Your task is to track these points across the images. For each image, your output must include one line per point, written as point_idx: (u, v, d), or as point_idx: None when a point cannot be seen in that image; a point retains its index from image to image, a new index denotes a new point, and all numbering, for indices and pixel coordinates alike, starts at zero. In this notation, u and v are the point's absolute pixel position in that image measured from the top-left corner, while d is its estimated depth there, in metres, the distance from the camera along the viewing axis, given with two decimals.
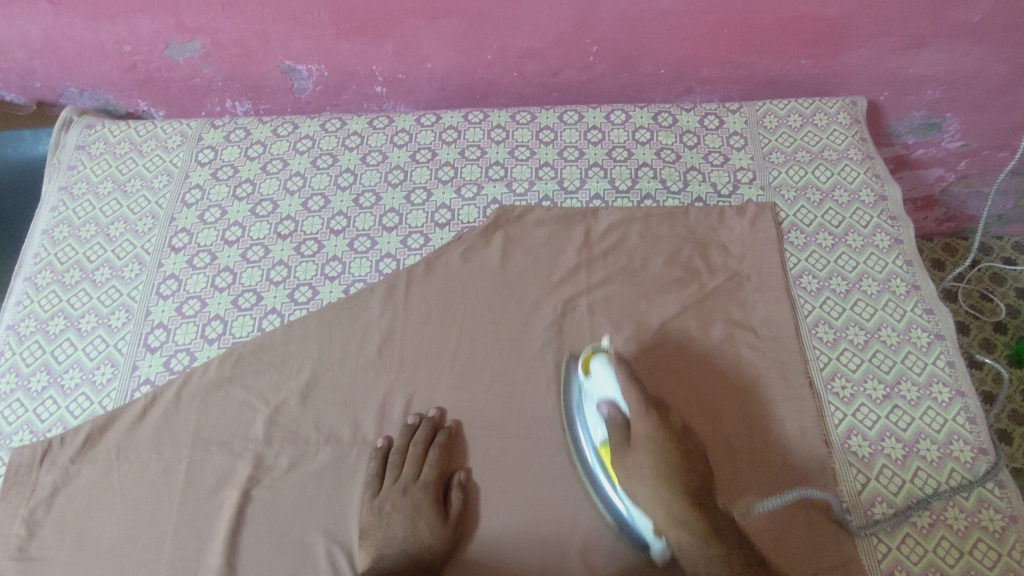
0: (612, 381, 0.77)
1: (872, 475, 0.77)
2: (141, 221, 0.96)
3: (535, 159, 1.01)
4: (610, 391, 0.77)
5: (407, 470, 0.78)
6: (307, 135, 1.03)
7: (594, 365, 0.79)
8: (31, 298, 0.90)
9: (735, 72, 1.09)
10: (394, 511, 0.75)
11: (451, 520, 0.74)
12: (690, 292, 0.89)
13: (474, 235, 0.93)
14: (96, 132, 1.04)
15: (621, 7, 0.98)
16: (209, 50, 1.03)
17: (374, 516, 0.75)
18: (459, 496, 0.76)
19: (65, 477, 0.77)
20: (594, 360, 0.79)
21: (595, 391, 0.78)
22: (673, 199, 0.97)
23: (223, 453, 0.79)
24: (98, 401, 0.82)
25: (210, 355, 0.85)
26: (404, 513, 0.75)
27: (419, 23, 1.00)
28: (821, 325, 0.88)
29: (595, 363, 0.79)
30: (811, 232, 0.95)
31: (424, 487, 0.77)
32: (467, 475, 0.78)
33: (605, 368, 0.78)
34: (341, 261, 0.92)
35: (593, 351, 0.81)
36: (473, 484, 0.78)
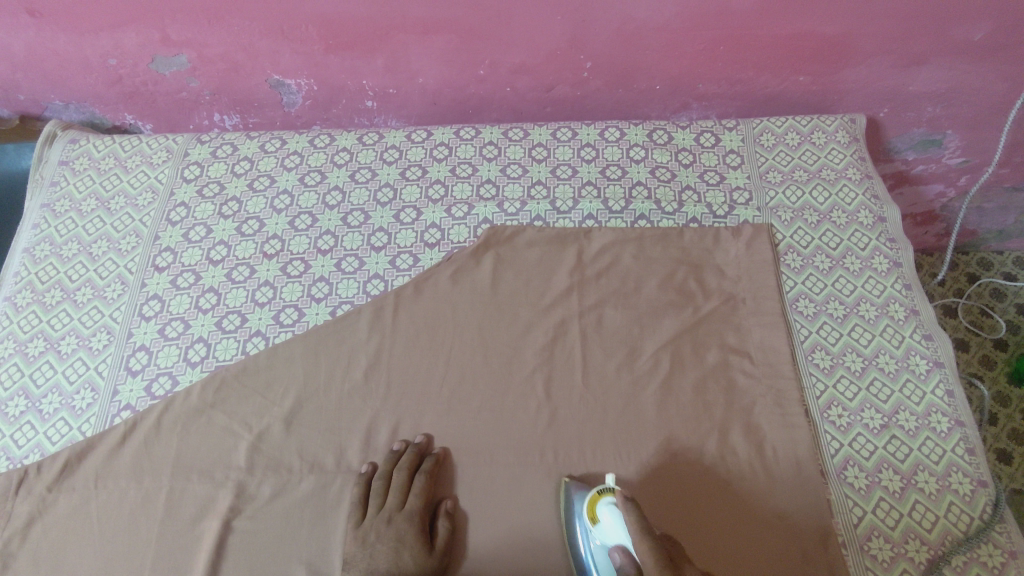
0: (619, 530, 0.67)
1: (868, 507, 0.75)
2: (124, 239, 0.94)
3: (528, 177, 0.99)
4: (621, 539, 0.66)
5: (391, 499, 0.75)
6: (295, 151, 1.01)
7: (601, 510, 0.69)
8: (11, 319, 0.88)
9: (732, 89, 1.08)
10: (378, 541, 0.72)
11: (437, 551, 0.72)
12: (684, 316, 0.88)
13: (464, 256, 0.92)
14: (80, 147, 1.02)
15: (616, 23, 0.96)
16: (196, 65, 1.01)
17: (358, 547, 0.72)
18: (446, 525, 0.74)
19: (42, 506, 0.75)
20: (601, 505, 0.70)
21: (606, 541, 0.68)
22: (668, 220, 0.95)
23: (204, 482, 0.77)
24: (77, 426, 0.81)
25: (192, 380, 0.83)
26: (389, 544, 0.72)
27: (409, 39, 0.98)
28: (817, 351, 0.86)
29: (602, 510, 0.69)
30: (808, 254, 0.93)
31: (410, 517, 0.74)
32: (454, 503, 0.76)
33: (613, 516, 0.68)
34: (328, 281, 0.91)
35: (601, 491, 0.71)
36: (461, 513, 0.76)
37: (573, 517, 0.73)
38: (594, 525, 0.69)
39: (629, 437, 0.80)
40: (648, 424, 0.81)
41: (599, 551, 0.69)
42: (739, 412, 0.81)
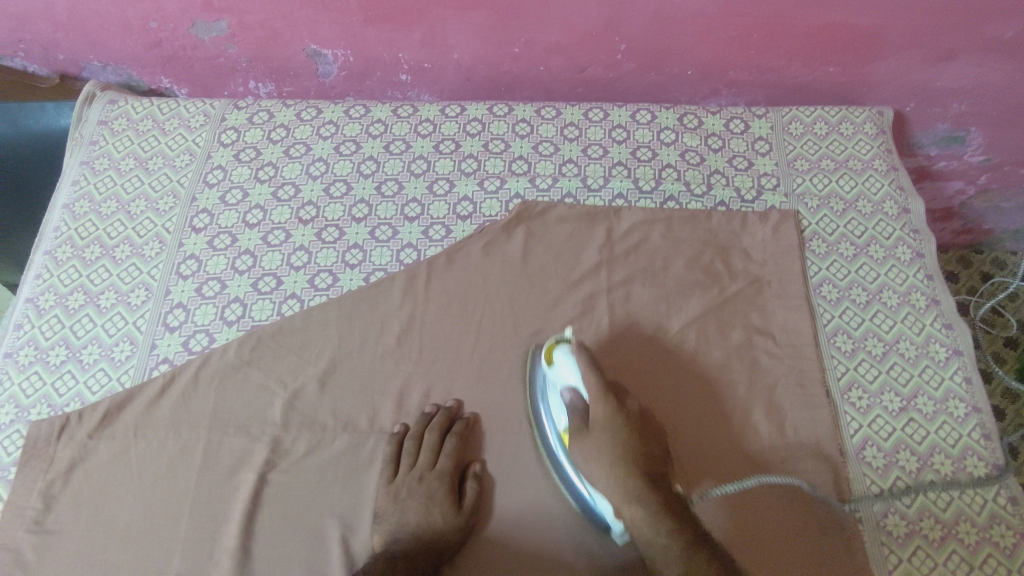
0: (572, 371, 0.77)
1: (885, 486, 0.78)
2: (162, 200, 0.95)
3: (559, 155, 1.00)
4: (574, 380, 0.76)
5: (422, 458, 0.78)
6: (330, 120, 1.02)
7: (555, 355, 0.79)
8: (50, 272, 0.90)
9: (762, 77, 1.09)
10: (409, 496, 0.75)
11: (465, 510, 0.75)
12: (710, 295, 0.90)
13: (496, 229, 0.93)
14: (119, 108, 1.03)
15: (654, 6, 0.97)
16: (235, 31, 1.02)
17: (390, 501, 0.75)
18: (474, 487, 0.76)
19: (83, 453, 0.78)
20: (557, 351, 0.79)
21: (558, 380, 0.78)
22: (696, 202, 0.97)
23: (241, 436, 0.79)
24: (117, 378, 0.83)
25: (229, 338, 0.85)
26: (419, 500, 0.75)
27: (448, 14, 0.99)
28: (840, 335, 0.88)
29: (557, 354, 0.78)
30: (833, 241, 0.94)
31: (441, 475, 0.77)
32: (482, 465, 0.79)
33: (568, 359, 0.77)
34: (362, 249, 0.92)
35: (558, 340, 0.81)
36: (489, 475, 0.78)
37: (535, 369, 0.83)
38: (549, 366, 0.79)
39: (647, 412, 0.82)
40: (664, 401, 0.83)
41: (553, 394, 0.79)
42: (761, 390, 0.84)
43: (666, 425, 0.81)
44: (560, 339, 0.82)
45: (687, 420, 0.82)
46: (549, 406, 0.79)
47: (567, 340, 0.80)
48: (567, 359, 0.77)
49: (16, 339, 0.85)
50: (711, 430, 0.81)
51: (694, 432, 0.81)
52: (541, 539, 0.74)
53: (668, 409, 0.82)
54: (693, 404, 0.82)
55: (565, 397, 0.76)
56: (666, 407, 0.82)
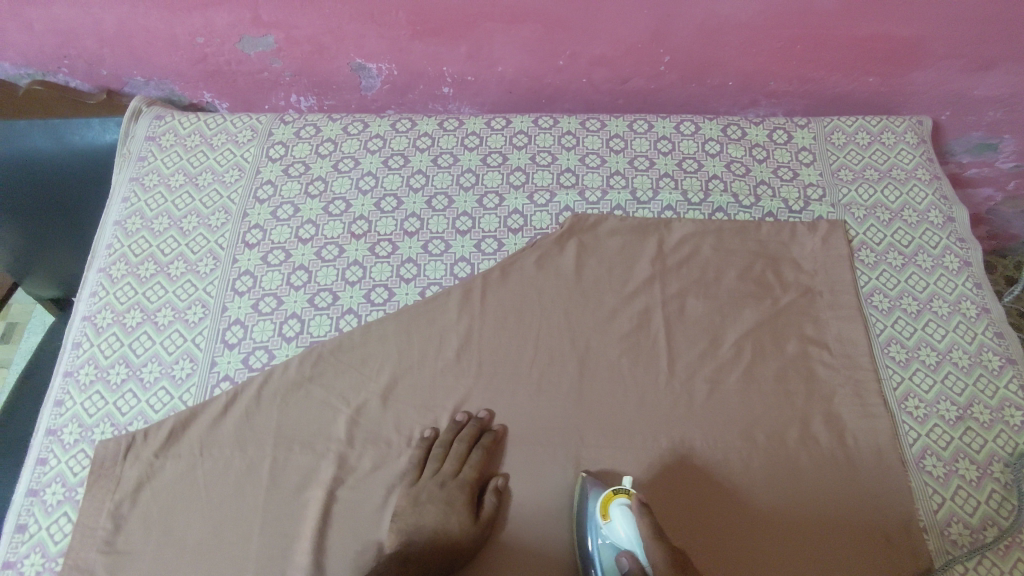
0: (631, 533, 0.69)
1: (947, 494, 0.79)
2: (213, 216, 0.95)
3: (606, 167, 1.01)
4: (631, 543, 0.70)
5: (447, 466, 0.79)
6: (377, 134, 1.03)
7: (613, 512, 0.72)
8: (107, 289, 0.90)
9: (802, 87, 1.10)
10: (428, 501, 0.76)
11: (482, 521, 0.75)
12: (764, 307, 0.90)
13: (548, 242, 0.94)
14: (166, 123, 1.03)
15: (700, 18, 0.98)
16: (282, 46, 1.02)
17: (409, 503, 0.76)
18: (493, 500, 0.77)
19: (150, 472, 0.78)
20: (614, 506, 0.72)
21: (614, 539, 0.71)
22: (744, 214, 0.98)
23: (307, 453, 0.79)
24: (179, 396, 0.83)
25: (289, 354, 0.86)
26: (438, 505, 0.76)
27: (495, 28, 0.99)
28: (893, 344, 0.89)
29: (614, 510, 0.72)
30: (881, 251, 0.95)
31: (462, 485, 0.78)
32: (504, 481, 0.79)
33: (625, 519, 0.70)
34: (416, 263, 0.93)
35: (617, 491, 0.74)
36: (507, 491, 0.79)
37: (585, 516, 0.75)
38: (605, 523, 0.72)
39: (707, 420, 0.83)
40: (718, 413, 0.83)
41: (606, 549, 0.72)
42: (818, 400, 0.84)
43: (710, 434, 0.82)
44: (617, 487, 0.75)
45: (743, 430, 0.82)
46: (600, 562, 0.71)
47: (625, 492, 0.73)
48: (624, 518, 0.70)
49: (76, 358, 0.85)
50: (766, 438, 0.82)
51: (754, 443, 0.82)
52: (553, 546, 0.75)
53: (728, 421, 0.83)
54: (750, 415, 0.83)
55: (622, 562, 0.69)
56: (715, 417, 0.83)
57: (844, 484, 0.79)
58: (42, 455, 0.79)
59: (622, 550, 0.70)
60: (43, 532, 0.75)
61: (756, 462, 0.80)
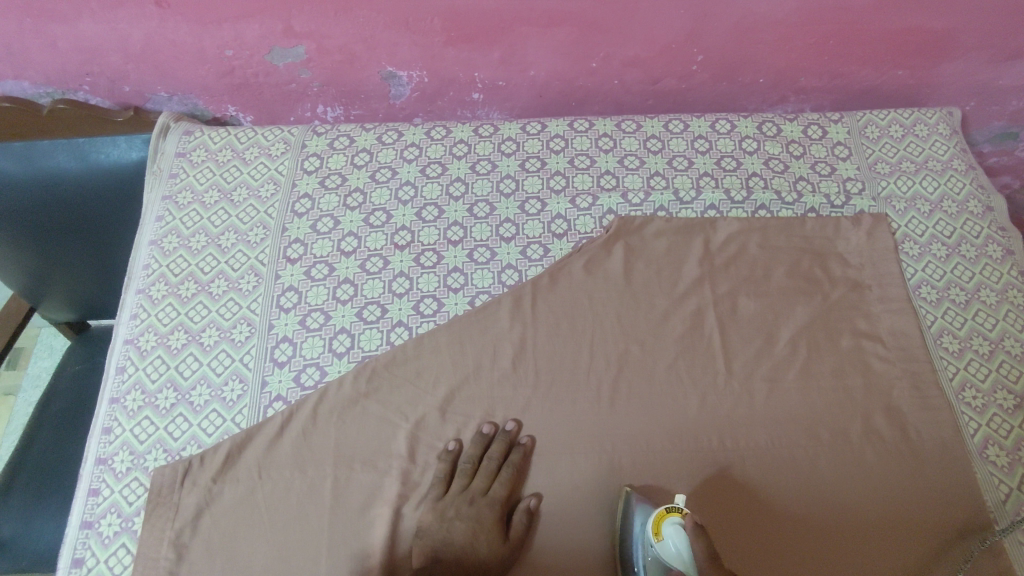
0: (686, 556, 0.67)
1: (1012, 482, 0.79)
2: (252, 231, 0.93)
3: (645, 169, 1.00)
4: (682, 564, 0.68)
5: (477, 482, 0.78)
6: (413, 143, 1.01)
7: (667, 532, 0.69)
8: (148, 311, 0.88)
9: (832, 82, 1.10)
10: (456, 517, 0.75)
11: (511, 541, 0.74)
12: (815, 302, 0.90)
13: (595, 246, 0.93)
14: (196, 138, 1.01)
15: (736, 17, 0.98)
16: (312, 56, 1.00)
17: (436, 519, 0.75)
18: (523, 519, 0.75)
19: (209, 497, 0.75)
20: (669, 526, 0.69)
21: (666, 559, 0.69)
22: (787, 210, 0.98)
23: (369, 471, 0.78)
24: (232, 417, 0.81)
25: (342, 370, 0.84)
26: (468, 522, 0.75)
27: (530, 31, 0.98)
28: (946, 335, 0.89)
29: (668, 531, 0.69)
30: (925, 242, 0.96)
31: (492, 503, 0.76)
32: (538, 500, 0.77)
33: (681, 542, 0.68)
34: (463, 272, 0.91)
35: (669, 508, 0.71)
36: (540, 511, 0.77)
37: (631, 530, 0.73)
38: (656, 541, 0.70)
39: (766, 415, 0.83)
40: (770, 419, 0.82)
41: (654, 564, 0.70)
42: (878, 393, 0.84)
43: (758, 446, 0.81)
44: (670, 505, 0.72)
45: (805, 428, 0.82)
46: None
47: (680, 511, 0.70)
48: (680, 540, 0.68)
49: (121, 383, 0.83)
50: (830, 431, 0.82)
51: (819, 438, 0.81)
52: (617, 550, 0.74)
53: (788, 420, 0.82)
54: (810, 411, 0.83)
55: None
56: (766, 426, 0.82)
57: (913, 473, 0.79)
58: (94, 485, 0.77)
59: (675, 575, 0.68)
60: (102, 565, 0.72)
61: (816, 465, 0.80)
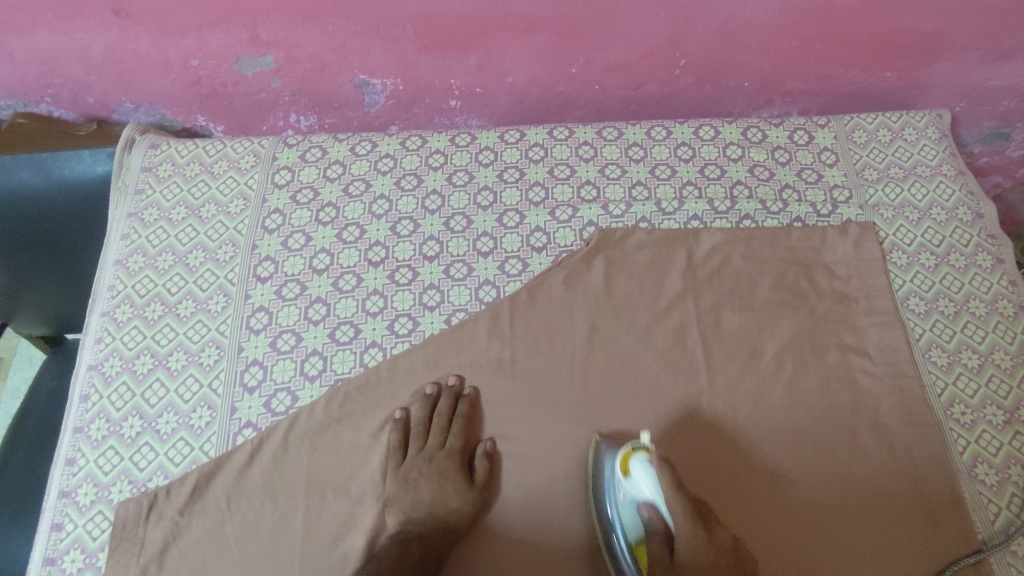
0: (653, 487, 0.69)
1: (1002, 503, 0.77)
2: (221, 249, 0.90)
3: (627, 178, 0.97)
4: (653, 496, 0.70)
5: (431, 439, 0.79)
6: (387, 154, 0.98)
7: (633, 466, 0.71)
8: (113, 335, 0.85)
9: (819, 85, 1.07)
10: (420, 477, 0.76)
11: (477, 486, 0.76)
12: (801, 316, 0.88)
13: (575, 260, 0.90)
14: (162, 152, 0.97)
15: (718, 20, 0.95)
16: (281, 65, 0.97)
17: (400, 484, 0.76)
18: (484, 464, 0.77)
19: (175, 531, 0.73)
20: (635, 461, 0.72)
21: (634, 492, 0.71)
22: (772, 219, 0.95)
23: (342, 500, 0.75)
24: (199, 446, 0.78)
25: (314, 395, 0.81)
26: (431, 479, 0.76)
27: (507, 37, 0.95)
28: (934, 349, 0.87)
29: (634, 465, 0.71)
30: (912, 251, 0.93)
31: (451, 455, 0.78)
32: (493, 444, 0.79)
33: (648, 474, 0.70)
34: (439, 289, 0.88)
35: (635, 447, 0.73)
36: (498, 453, 0.79)
37: (601, 472, 0.75)
38: (626, 479, 0.72)
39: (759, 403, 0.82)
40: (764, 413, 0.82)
41: (625, 502, 0.72)
42: (865, 408, 0.82)
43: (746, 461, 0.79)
44: (635, 443, 0.74)
45: (800, 444, 0.80)
46: (619, 512, 0.72)
47: (645, 448, 0.73)
48: (645, 473, 0.70)
49: (85, 412, 0.80)
50: (819, 442, 0.80)
51: (806, 452, 0.80)
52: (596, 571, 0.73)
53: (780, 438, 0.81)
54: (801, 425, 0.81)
55: (643, 513, 0.69)
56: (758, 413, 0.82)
57: (883, 446, 0.80)
58: (57, 519, 0.74)
59: (641, 502, 0.70)
60: None
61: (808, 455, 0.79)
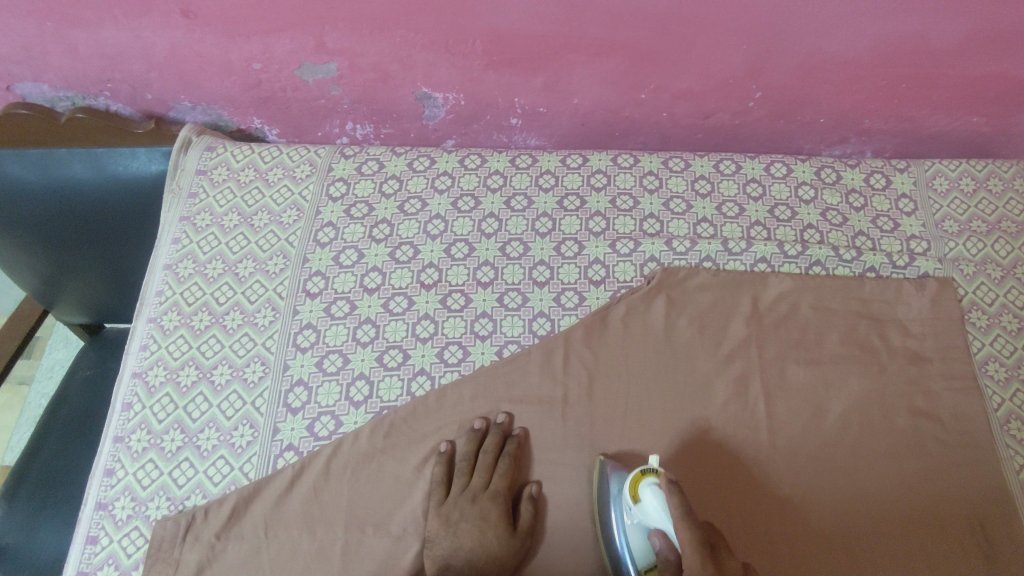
0: (663, 514, 0.67)
1: None
2: (271, 261, 0.88)
3: (692, 214, 0.93)
4: (663, 525, 0.67)
5: (476, 480, 0.75)
6: (445, 172, 0.95)
7: (642, 492, 0.68)
8: (158, 343, 0.83)
9: (900, 126, 1.01)
10: (461, 519, 0.72)
11: (520, 533, 0.73)
12: (869, 372, 0.83)
13: (635, 297, 0.87)
14: (217, 155, 0.95)
15: (802, 55, 0.90)
16: (344, 73, 0.94)
17: (442, 525, 0.72)
18: (529, 509, 0.74)
19: (212, 554, 0.72)
20: (643, 485, 0.69)
21: (645, 519, 0.68)
22: (844, 268, 0.90)
23: (382, 536, 0.73)
24: (239, 467, 0.76)
25: (358, 422, 0.78)
26: (473, 523, 0.73)
27: (578, 59, 0.91)
28: (1013, 420, 0.82)
29: (643, 490, 0.68)
30: (993, 312, 0.88)
31: (495, 497, 0.75)
32: (539, 487, 0.76)
33: (658, 502, 0.67)
34: (492, 319, 0.85)
35: (645, 470, 0.70)
36: (543, 497, 0.76)
37: (607, 495, 0.73)
38: (634, 504, 0.69)
39: (811, 408, 0.81)
40: (806, 401, 0.82)
41: (635, 528, 0.69)
42: (937, 478, 0.78)
43: (790, 474, 0.78)
44: (645, 466, 0.71)
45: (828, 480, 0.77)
46: (626, 531, 0.70)
47: (655, 470, 0.70)
48: (656, 499, 0.67)
49: (126, 421, 0.79)
50: (870, 483, 0.77)
51: (857, 501, 0.76)
52: None
53: (832, 471, 0.78)
54: (863, 458, 0.79)
55: (655, 544, 0.66)
56: (799, 402, 0.82)
57: (949, 510, 0.76)
58: (93, 533, 0.73)
59: (653, 532, 0.67)
60: None
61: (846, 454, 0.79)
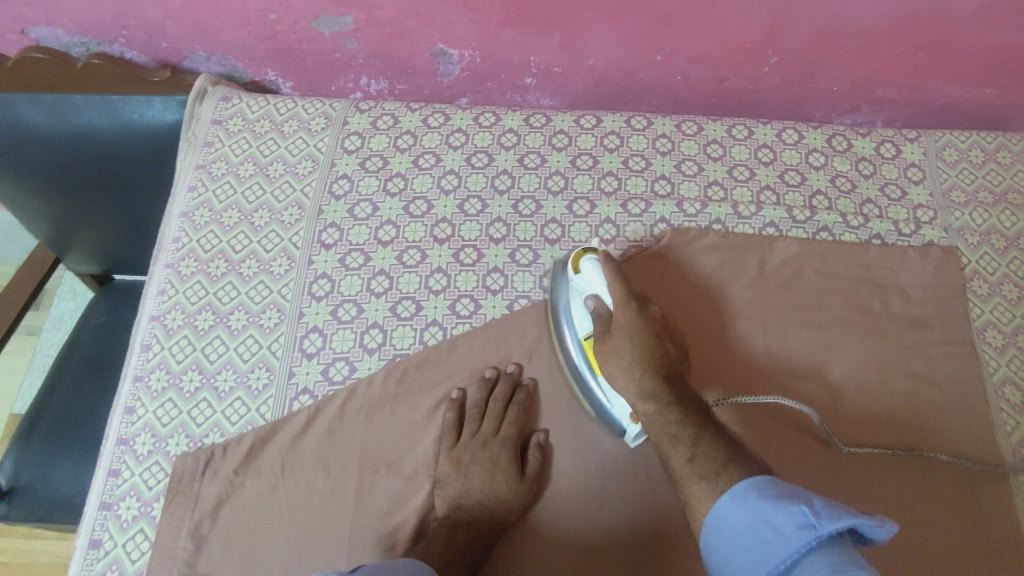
0: (600, 280, 0.75)
1: None
2: (287, 211, 0.89)
3: (703, 176, 0.94)
4: (597, 287, 0.76)
5: (486, 426, 0.78)
6: (459, 128, 0.95)
7: (583, 264, 0.77)
8: (176, 287, 0.85)
9: (912, 96, 1.02)
10: (472, 462, 0.76)
11: (528, 477, 0.75)
12: (869, 335, 0.85)
13: (644, 257, 0.88)
14: (233, 106, 0.96)
15: (819, 21, 0.90)
16: (360, 26, 0.94)
17: (453, 467, 0.76)
18: (537, 456, 0.77)
19: (230, 489, 0.74)
20: (584, 260, 0.77)
21: (583, 287, 0.77)
22: (851, 234, 0.91)
23: (393, 476, 0.76)
24: (256, 408, 0.78)
25: (372, 369, 0.81)
26: (483, 466, 0.76)
27: (595, 19, 0.91)
28: (1008, 386, 0.84)
29: (585, 262, 0.77)
30: (994, 281, 0.90)
31: (504, 443, 0.77)
32: (546, 436, 0.79)
33: (594, 268, 0.76)
34: (503, 273, 0.87)
35: (586, 250, 0.79)
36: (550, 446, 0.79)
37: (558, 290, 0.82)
38: (576, 275, 0.78)
39: (811, 369, 0.83)
40: (807, 364, 0.84)
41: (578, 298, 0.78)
42: (930, 443, 0.80)
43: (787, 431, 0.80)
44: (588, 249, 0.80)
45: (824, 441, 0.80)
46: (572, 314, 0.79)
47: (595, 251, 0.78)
48: (594, 268, 0.76)
49: (146, 361, 0.81)
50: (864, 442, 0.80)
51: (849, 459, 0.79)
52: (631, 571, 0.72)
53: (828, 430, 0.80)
54: (858, 417, 0.81)
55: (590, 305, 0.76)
56: (798, 359, 0.84)
57: (940, 465, 0.79)
58: (115, 466, 0.76)
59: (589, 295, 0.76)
60: (119, 549, 0.72)
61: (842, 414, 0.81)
